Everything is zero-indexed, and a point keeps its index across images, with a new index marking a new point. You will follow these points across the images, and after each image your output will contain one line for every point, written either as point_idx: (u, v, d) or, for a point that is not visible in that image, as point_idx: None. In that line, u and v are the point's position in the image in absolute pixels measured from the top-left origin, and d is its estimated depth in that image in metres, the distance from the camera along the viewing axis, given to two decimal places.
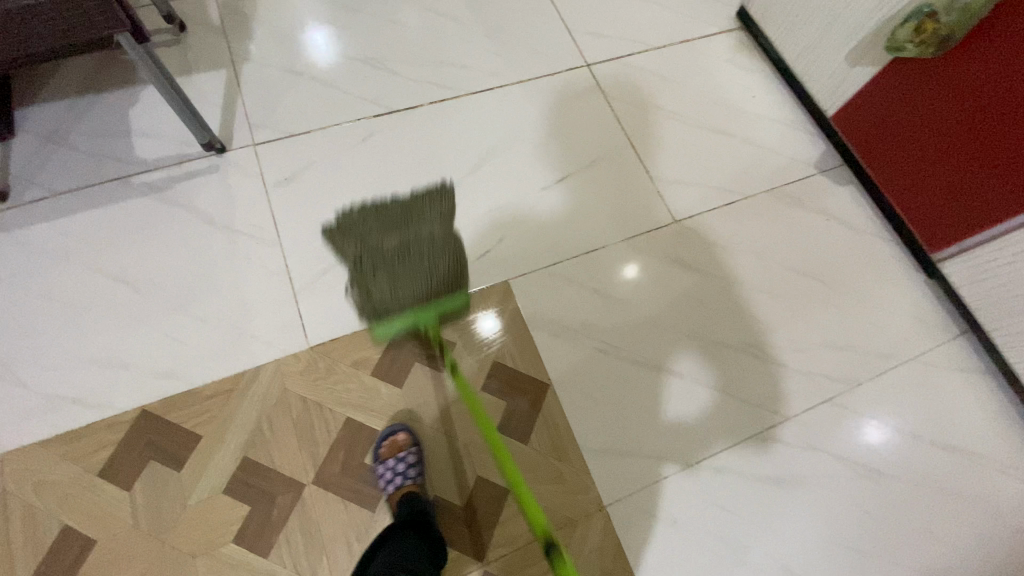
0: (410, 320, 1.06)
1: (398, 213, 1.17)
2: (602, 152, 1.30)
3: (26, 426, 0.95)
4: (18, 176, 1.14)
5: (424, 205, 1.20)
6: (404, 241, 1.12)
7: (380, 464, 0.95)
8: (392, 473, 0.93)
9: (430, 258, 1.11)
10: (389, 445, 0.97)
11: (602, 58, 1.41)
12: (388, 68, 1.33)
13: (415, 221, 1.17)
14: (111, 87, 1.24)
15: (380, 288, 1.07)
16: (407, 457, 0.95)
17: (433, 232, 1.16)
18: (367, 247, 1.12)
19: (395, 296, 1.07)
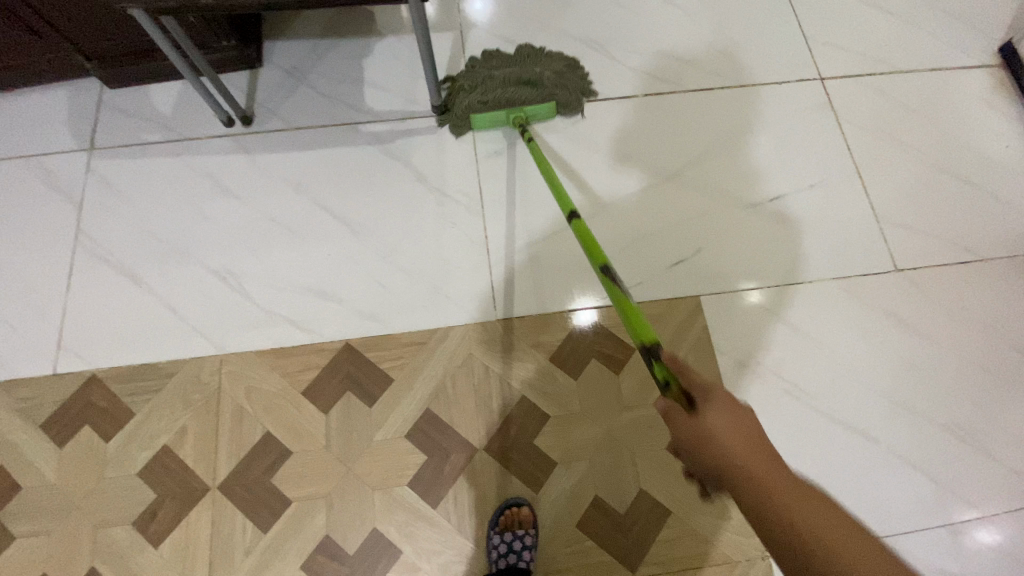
0: (506, 116, 1.17)
1: (526, 51, 1.25)
2: (822, 180, 1.20)
3: (246, 335, 1.05)
4: (262, 105, 1.23)
5: (551, 61, 1.24)
6: (519, 79, 1.18)
7: (496, 535, 0.92)
8: (508, 548, 0.90)
9: (535, 93, 1.17)
10: (509, 515, 0.94)
11: (836, 76, 1.29)
12: (608, 53, 1.30)
13: (540, 62, 1.24)
14: (349, 34, 1.30)
15: (483, 97, 1.17)
16: (525, 538, 0.91)
17: (551, 71, 1.21)
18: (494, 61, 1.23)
19: (497, 95, 1.16)
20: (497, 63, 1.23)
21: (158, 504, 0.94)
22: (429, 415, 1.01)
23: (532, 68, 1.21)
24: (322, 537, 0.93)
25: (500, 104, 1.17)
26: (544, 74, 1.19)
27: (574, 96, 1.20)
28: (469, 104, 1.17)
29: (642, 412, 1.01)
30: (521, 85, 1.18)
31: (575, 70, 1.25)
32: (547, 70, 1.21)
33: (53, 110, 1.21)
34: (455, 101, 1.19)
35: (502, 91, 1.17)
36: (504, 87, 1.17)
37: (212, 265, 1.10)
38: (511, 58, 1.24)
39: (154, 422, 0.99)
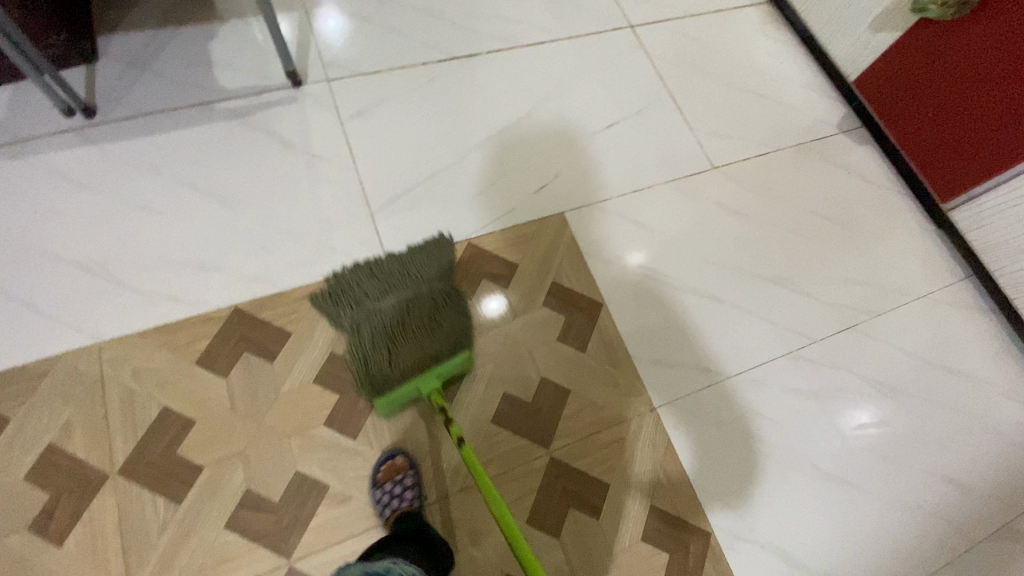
0: (418, 388, 0.96)
1: (394, 268, 1.10)
2: (646, 105, 1.41)
3: (124, 318, 1.01)
4: (104, 97, 1.19)
5: (425, 268, 1.11)
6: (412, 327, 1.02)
7: (378, 489, 0.93)
8: (389, 497, 0.91)
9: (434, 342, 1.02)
10: (386, 469, 0.96)
11: (643, 22, 1.53)
12: (449, 18, 1.42)
13: (417, 273, 1.10)
14: (189, 21, 1.30)
15: (371, 348, 1.00)
16: (405, 483, 0.93)
17: (435, 294, 1.08)
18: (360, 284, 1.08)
19: (400, 355, 1.00)
20: (369, 293, 1.06)
21: (52, 502, 0.90)
22: (335, 356, 1.04)
23: (410, 276, 1.09)
24: (243, 492, 0.93)
25: (408, 374, 0.99)
26: (435, 298, 1.07)
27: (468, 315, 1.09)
28: (365, 377, 0.98)
29: (532, 316, 1.13)
30: (417, 325, 1.03)
31: (442, 248, 1.15)
32: (431, 287, 1.08)
33: None
34: (367, 377, 0.99)
35: (398, 336, 1.01)
36: (401, 328, 1.01)
37: (72, 258, 1.04)
38: (376, 275, 1.09)
39: (34, 423, 0.94)
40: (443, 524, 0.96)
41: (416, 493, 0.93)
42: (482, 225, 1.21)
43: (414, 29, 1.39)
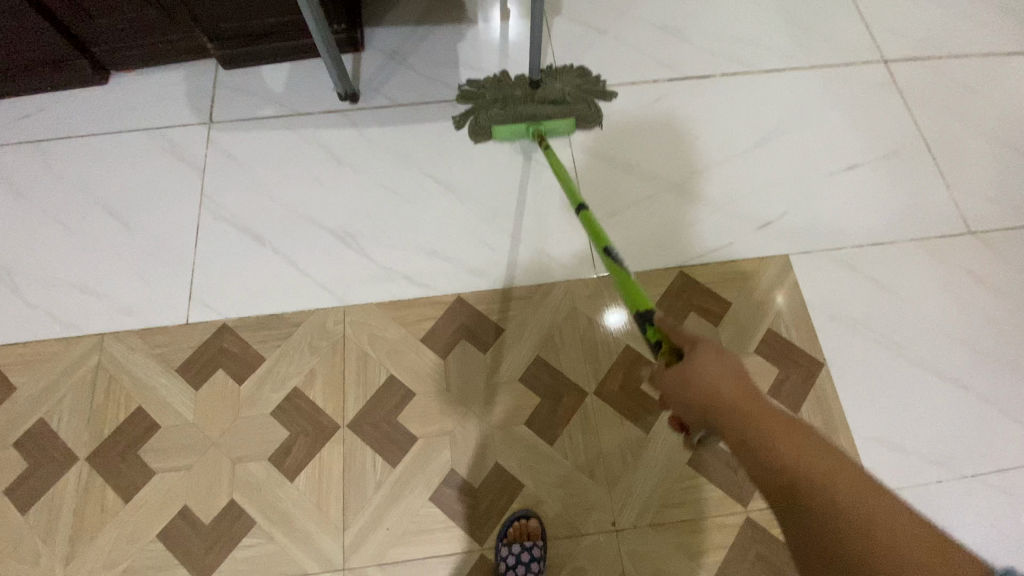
0: (527, 129, 1.22)
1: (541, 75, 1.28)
2: (893, 152, 1.27)
3: (366, 288, 1.12)
4: (368, 85, 1.32)
5: (564, 78, 1.30)
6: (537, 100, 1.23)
7: (504, 547, 0.92)
8: (514, 558, 0.90)
9: (554, 106, 1.22)
10: (517, 527, 0.95)
11: (898, 59, 1.38)
12: (684, 37, 1.39)
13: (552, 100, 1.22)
14: (442, 21, 1.41)
15: (504, 116, 1.22)
16: (533, 549, 0.91)
17: (569, 89, 1.27)
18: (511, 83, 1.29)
19: (521, 111, 1.21)
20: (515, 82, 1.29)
21: (291, 441, 1.00)
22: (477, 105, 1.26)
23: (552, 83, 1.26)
24: (448, 471, 0.99)
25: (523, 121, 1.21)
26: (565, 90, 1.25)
27: (592, 109, 1.25)
28: (491, 119, 1.22)
29: (742, 360, 1.07)
30: (545, 98, 1.22)
31: (594, 86, 1.30)
32: (567, 86, 1.27)
33: (173, 88, 1.31)
34: (478, 115, 1.25)
35: (523, 104, 1.23)
36: (528, 102, 1.23)
37: (330, 227, 1.18)
38: (522, 78, 1.28)
39: (284, 367, 1.06)
40: (628, 556, 0.94)
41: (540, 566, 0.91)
42: (698, 255, 1.16)
43: (649, 45, 1.38)
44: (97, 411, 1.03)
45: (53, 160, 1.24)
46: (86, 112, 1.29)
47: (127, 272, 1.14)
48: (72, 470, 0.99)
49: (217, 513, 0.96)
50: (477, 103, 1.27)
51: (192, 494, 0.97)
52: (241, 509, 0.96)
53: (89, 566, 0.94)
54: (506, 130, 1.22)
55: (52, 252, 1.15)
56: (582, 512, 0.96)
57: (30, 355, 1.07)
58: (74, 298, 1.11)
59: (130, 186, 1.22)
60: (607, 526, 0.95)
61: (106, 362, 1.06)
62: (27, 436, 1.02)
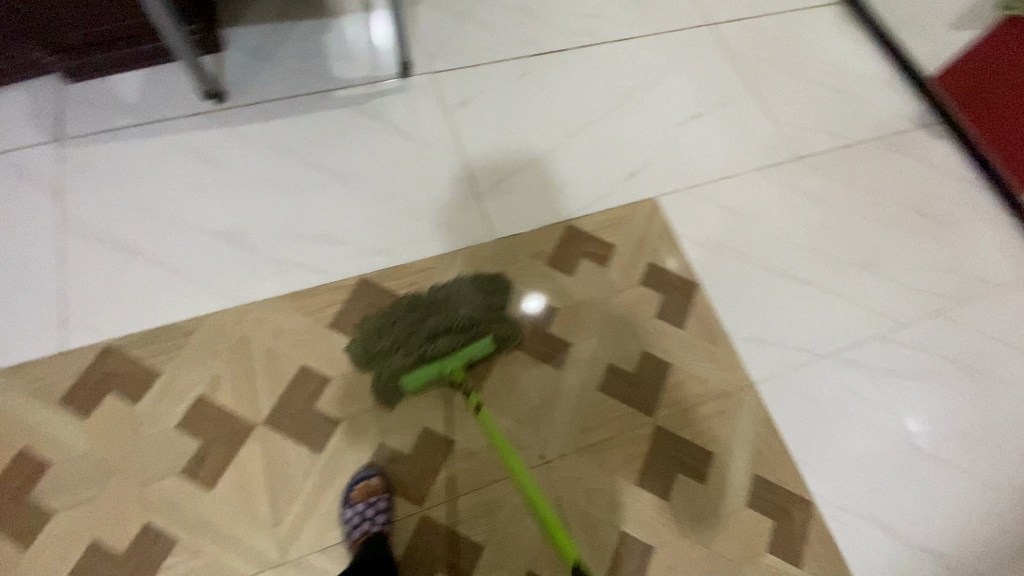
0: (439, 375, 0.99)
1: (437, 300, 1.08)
2: (728, 98, 1.47)
3: (263, 284, 1.10)
4: (232, 84, 1.29)
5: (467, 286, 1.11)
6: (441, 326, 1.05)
7: (348, 509, 0.92)
8: (360, 517, 0.91)
9: (466, 336, 1.05)
10: (361, 488, 0.95)
11: (721, 21, 1.59)
12: (539, 15, 1.50)
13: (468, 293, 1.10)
14: (303, 16, 1.40)
15: (406, 360, 1.01)
16: (380, 505, 0.93)
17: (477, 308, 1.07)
18: (392, 315, 1.06)
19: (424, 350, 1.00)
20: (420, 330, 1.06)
21: (203, 449, 0.96)
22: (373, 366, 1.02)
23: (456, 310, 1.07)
24: (378, 444, 1.01)
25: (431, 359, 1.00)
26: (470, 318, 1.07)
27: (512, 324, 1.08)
28: (393, 372, 1.00)
29: (632, 292, 1.17)
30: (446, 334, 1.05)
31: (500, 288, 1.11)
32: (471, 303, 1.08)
33: (13, 110, 1.22)
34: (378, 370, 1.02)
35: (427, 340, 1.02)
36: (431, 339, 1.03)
37: (214, 229, 1.13)
38: (421, 304, 1.08)
39: (184, 377, 1.00)
40: (561, 483, 1.00)
41: (387, 517, 0.93)
42: (581, 206, 1.27)
43: (508, 26, 1.47)
44: None
45: None
46: None
47: None
48: None
49: (131, 539, 0.90)
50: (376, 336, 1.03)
51: (99, 526, 0.90)
52: (158, 530, 0.90)
53: None
54: (414, 377, 0.98)
55: None
56: (512, 454, 1.02)
57: None
58: None
59: None
60: (537, 461, 1.02)
61: None
62: None
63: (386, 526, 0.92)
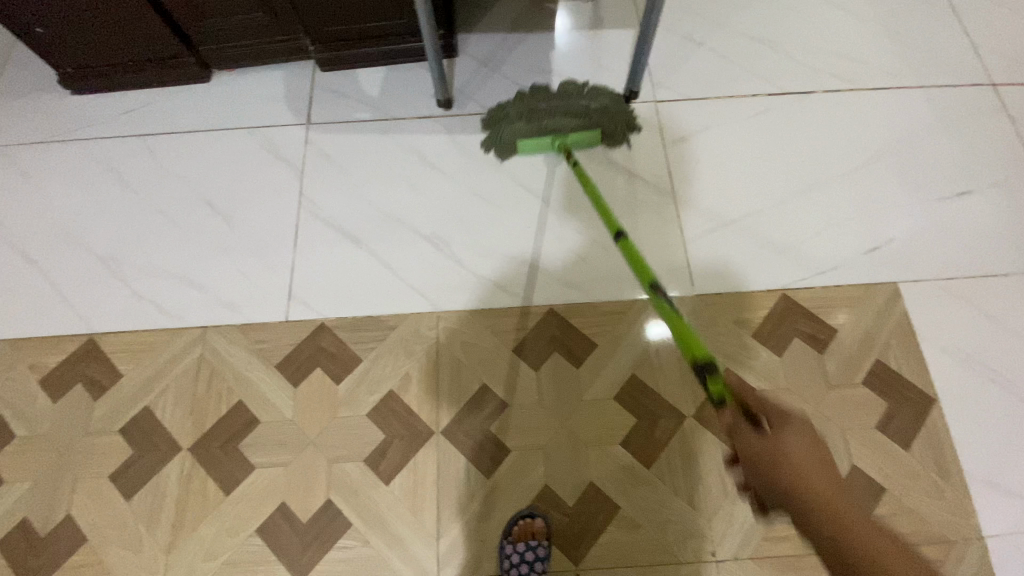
0: (551, 142, 1.16)
1: (569, 87, 1.13)
2: (1009, 177, 1.21)
3: (460, 295, 1.12)
4: (460, 91, 1.32)
5: (596, 93, 1.14)
6: (561, 111, 1.13)
7: (509, 545, 0.92)
8: (519, 559, 0.91)
9: (581, 122, 1.14)
10: (522, 526, 0.94)
11: (1013, 80, 1.31)
12: (784, 51, 1.35)
13: (593, 91, 1.14)
14: (535, 29, 1.39)
15: (529, 131, 1.14)
16: (537, 549, 0.91)
17: (595, 104, 1.13)
18: (524, 100, 1.14)
19: (547, 123, 1.13)
20: (545, 93, 1.13)
21: (386, 444, 1.01)
22: (501, 125, 1.15)
23: (577, 99, 1.13)
24: (541, 486, 0.97)
25: (550, 130, 1.14)
26: (590, 107, 1.13)
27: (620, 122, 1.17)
28: (516, 135, 1.14)
29: (849, 392, 1.03)
30: (567, 117, 1.13)
31: (621, 104, 1.15)
32: (594, 105, 1.13)
33: (273, 87, 1.33)
34: (500, 129, 1.15)
35: (550, 119, 1.13)
36: (553, 116, 1.13)
37: (425, 232, 1.18)
38: (558, 95, 1.13)
39: (379, 369, 1.07)
40: None
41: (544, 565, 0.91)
42: (801, 278, 1.12)
43: (746, 60, 1.34)
44: (199, 402, 1.05)
45: (157, 153, 1.27)
46: (188, 107, 1.32)
47: (230, 267, 1.16)
48: (173, 461, 1.01)
49: (314, 512, 0.97)
50: (499, 118, 1.15)
51: (291, 491, 0.98)
52: (337, 510, 0.97)
53: (189, 557, 0.95)
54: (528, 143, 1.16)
55: (160, 242, 1.19)
56: (680, 540, 0.93)
57: (136, 344, 1.10)
58: (180, 290, 1.14)
59: (230, 183, 1.23)
60: (707, 556, 0.92)
61: (208, 354, 1.08)
62: (132, 423, 1.04)
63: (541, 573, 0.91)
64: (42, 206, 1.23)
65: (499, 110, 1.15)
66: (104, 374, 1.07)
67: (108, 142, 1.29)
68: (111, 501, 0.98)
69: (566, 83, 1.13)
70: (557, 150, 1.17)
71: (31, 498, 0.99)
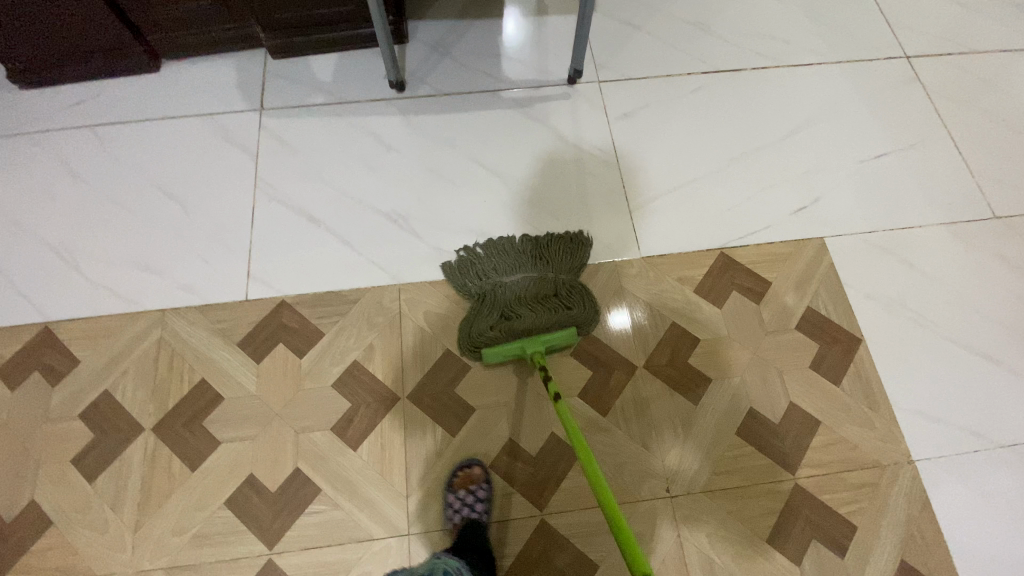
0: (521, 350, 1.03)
1: (527, 253, 1.15)
2: (919, 140, 1.33)
3: (420, 268, 1.16)
4: (412, 75, 1.36)
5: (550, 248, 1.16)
6: (529, 293, 1.10)
7: (450, 493, 0.96)
8: (460, 505, 0.93)
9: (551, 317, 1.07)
10: (463, 475, 0.98)
11: (919, 54, 1.44)
12: (715, 33, 1.44)
13: (556, 262, 1.14)
14: (482, 15, 1.45)
15: (493, 326, 1.08)
16: (478, 493, 0.95)
17: (560, 278, 1.12)
18: (495, 261, 1.14)
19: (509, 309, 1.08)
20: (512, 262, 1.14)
21: (353, 411, 1.03)
22: (467, 326, 1.08)
23: (546, 273, 1.13)
24: (507, 440, 1.02)
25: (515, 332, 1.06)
26: (557, 283, 1.11)
27: (586, 307, 1.09)
28: (478, 330, 1.08)
29: (784, 337, 1.12)
30: (535, 307, 1.08)
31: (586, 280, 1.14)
32: (560, 275, 1.13)
33: (225, 76, 1.34)
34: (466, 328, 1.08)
35: (514, 307, 1.09)
36: (517, 303, 1.09)
37: (383, 210, 1.21)
38: (511, 253, 1.15)
39: (343, 341, 1.09)
40: (684, 520, 0.97)
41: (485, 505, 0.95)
42: (738, 237, 1.21)
43: (682, 41, 1.43)
44: (161, 383, 1.05)
45: (108, 143, 1.27)
46: (137, 98, 1.32)
47: (187, 251, 1.16)
48: (135, 442, 1.00)
49: (283, 481, 0.98)
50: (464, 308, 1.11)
51: (258, 462, 0.99)
52: (306, 477, 0.99)
53: (156, 534, 0.95)
54: (495, 350, 1.02)
55: (113, 230, 1.18)
56: (637, 480, 0.99)
57: (92, 330, 1.09)
58: (136, 275, 1.14)
59: (184, 170, 1.24)
60: (662, 493, 0.99)
61: (168, 337, 1.09)
62: (91, 408, 1.03)
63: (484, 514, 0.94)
64: None
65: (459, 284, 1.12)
66: (59, 361, 1.06)
67: (54, 134, 1.28)
68: (71, 486, 0.97)
69: (522, 246, 1.16)
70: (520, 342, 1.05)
71: None
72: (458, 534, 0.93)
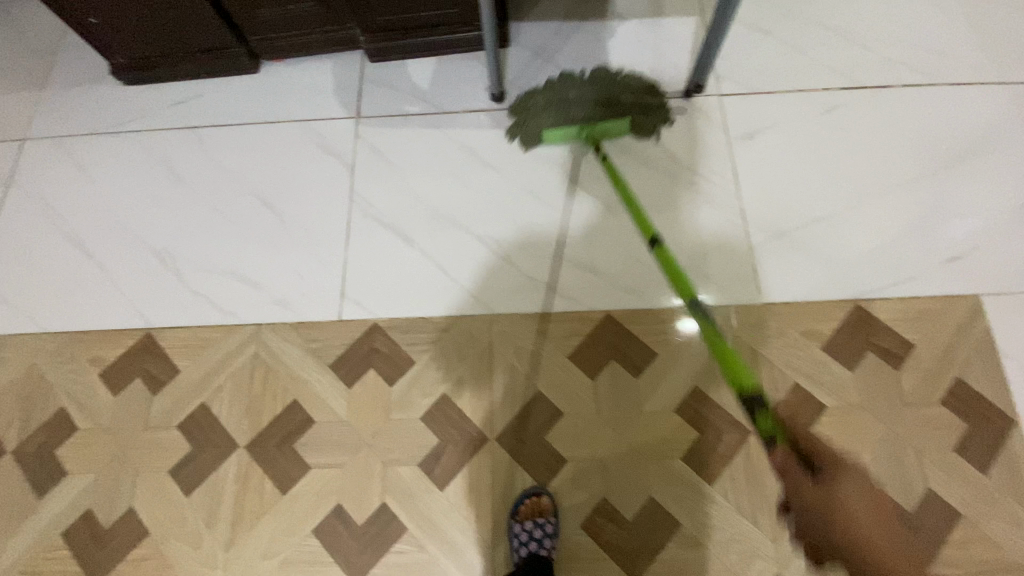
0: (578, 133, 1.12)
1: (606, 74, 1.15)
2: None
3: (514, 298, 1.09)
4: (513, 83, 1.27)
5: (629, 79, 1.17)
6: (596, 98, 1.13)
7: (517, 524, 0.92)
8: (529, 536, 0.90)
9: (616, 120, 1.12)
10: (530, 505, 0.94)
11: None
12: (859, 42, 1.26)
13: (625, 82, 1.16)
14: (591, 16, 1.32)
15: (560, 120, 1.13)
16: (546, 526, 0.91)
17: (631, 96, 1.15)
18: (568, 80, 1.15)
19: (573, 114, 1.13)
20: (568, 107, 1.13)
21: (441, 449, 1.00)
22: (528, 123, 1.16)
23: (616, 89, 1.15)
24: (599, 498, 0.95)
25: (577, 121, 1.12)
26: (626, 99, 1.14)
27: (654, 115, 1.17)
28: (542, 126, 1.14)
29: (925, 411, 0.98)
30: (602, 105, 1.12)
31: (656, 95, 1.18)
32: (629, 93, 1.15)
33: (322, 79, 1.31)
34: (528, 125, 1.15)
35: (577, 110, 1.13)
36: (584, 103, 1.13)
37: (478, 232, 1.15)
38: (593, 78, 1.14)
39: (432, 372, 1.05)
40: None
41: (553, 542, 0.91)
42: (876, 288, 1.06)
43: (818, 50, 1.26)
44: (255, 400, 1.05)
45: (209, 146, 1.27)
46: (238, 100, 1.31)
47: (281, 264, 1.15)
48: (230, 458, 1.01)
49: (369, 514, 0.96)
50: (529, 108, 1.16)
51: (346, 492, 0.98)
52: (392, 514, 0.96)
53: (247, 555, 0.96)
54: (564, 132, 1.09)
55: (212, 237, 1.18)
56: (742, 560, 0.91)
57: (192, 340, 1.10)
58: (234, 286, 1.14)
59: (281, 178, 1.22)
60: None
61: (262, 353, 1.08)
62: (190, 419, 1.05)
63: (552, 552, 0.90)
64: (97, 198, 1.24)
65: (522, 102, 1.17)
66: (161, 369, 1.08)
67: (159, 135, 1.29)
68: (172, 496, 1.00)
69: (600, 70, 1.15)
70: (586, 142, 1.14)
71: (95, 489, 1.01)
72: (524, 569, 0.88)
